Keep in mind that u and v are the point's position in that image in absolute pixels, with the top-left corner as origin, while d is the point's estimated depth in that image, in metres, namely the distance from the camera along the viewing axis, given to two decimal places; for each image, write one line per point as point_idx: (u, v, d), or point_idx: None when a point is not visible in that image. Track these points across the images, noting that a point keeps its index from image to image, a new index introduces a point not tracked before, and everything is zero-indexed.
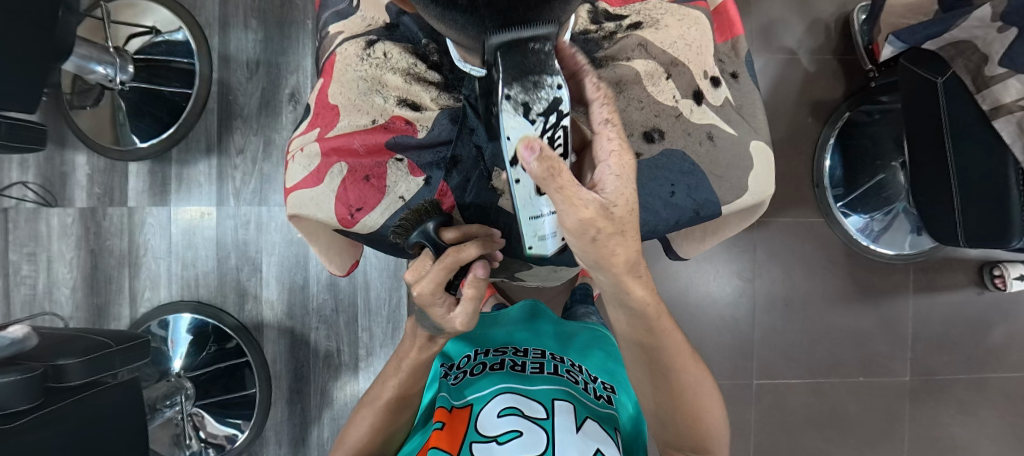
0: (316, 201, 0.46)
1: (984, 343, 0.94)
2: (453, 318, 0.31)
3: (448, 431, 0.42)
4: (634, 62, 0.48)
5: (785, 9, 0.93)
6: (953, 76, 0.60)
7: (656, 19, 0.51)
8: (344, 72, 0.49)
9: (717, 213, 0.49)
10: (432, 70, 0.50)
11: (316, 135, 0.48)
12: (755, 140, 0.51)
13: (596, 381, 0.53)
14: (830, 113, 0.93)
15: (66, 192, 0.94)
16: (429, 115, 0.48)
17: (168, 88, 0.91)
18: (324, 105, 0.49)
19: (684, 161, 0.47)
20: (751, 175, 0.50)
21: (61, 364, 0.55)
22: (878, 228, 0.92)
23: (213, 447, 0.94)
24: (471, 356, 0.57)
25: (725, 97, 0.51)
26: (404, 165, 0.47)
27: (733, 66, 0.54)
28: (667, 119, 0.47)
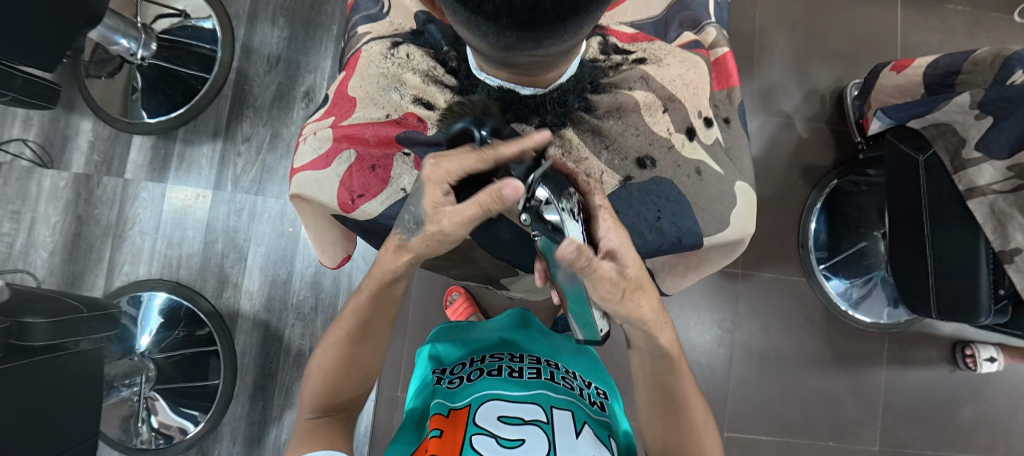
0: (320, 184, 0.48)
1: (953, 421, 0.95)
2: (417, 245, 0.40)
3: (449, 435, 0.41)
4: (635, 92, 0.51)
5: (785, 76, 0.99)
6: (932, 155, 0.64)
7: (659, 58, 0.54)
8: (366, 68, 0.51)
9: (698, 243, 0.51)
10: (449, 74, 0.51)
11: (331, 122, 0.50)
12: (738, 181, 0.53)
13: (590, 385, 0.54)
14: (820, 179, 0.97)
15: (64, 156, 0.94)
16: (440, 115, 0.49)
17: (186, 70, 0.94)
18: (343, 96, 0.52)
19: (672, 190, 0.50)
20: (730, 214, 0.51)
21: (29, 322, 0.53)
22: (857, 294, 0.94)
23: (163, 437, 0.90)
24: (467, 363, 0.55)
25: (716, 137, 0.54)
26: (410, 160, 0.48)
27: (726, 112, 0.57)
28: (660, 149, 0.51)
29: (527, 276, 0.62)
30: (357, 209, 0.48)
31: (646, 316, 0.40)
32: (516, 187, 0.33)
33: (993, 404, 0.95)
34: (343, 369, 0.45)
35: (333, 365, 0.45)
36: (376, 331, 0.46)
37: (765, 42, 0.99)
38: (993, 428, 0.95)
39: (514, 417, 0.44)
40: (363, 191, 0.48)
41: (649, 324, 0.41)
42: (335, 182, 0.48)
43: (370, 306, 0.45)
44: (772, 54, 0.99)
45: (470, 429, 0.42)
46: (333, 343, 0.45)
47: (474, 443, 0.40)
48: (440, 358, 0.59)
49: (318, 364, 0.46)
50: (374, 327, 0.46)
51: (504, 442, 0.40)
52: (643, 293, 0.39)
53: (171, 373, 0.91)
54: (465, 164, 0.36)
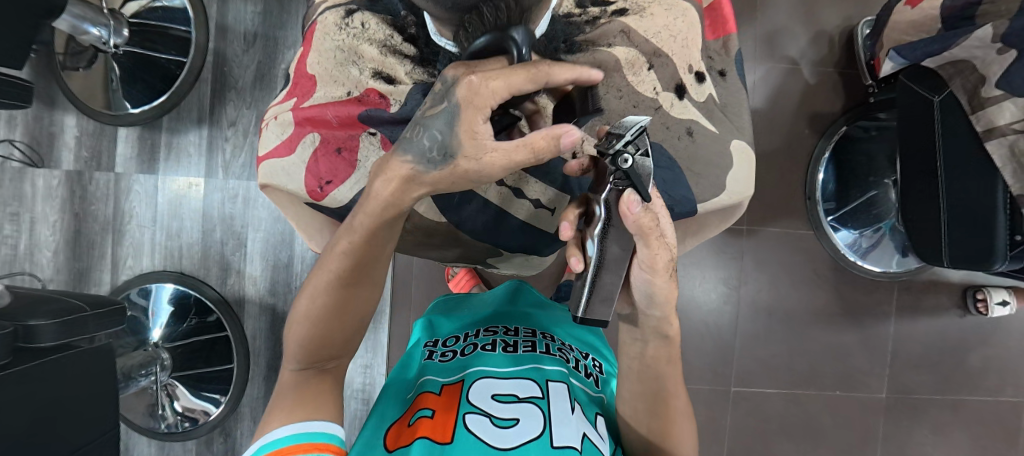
0: (289, 173, 0.46)
1: (961, 367, 0.95)
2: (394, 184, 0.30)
3: (441, 415, 0.41)
4: (615, 48, 0.47)
5: (791, 19, 0.93)
6: (949, 95, 0.60)
7: (642, 7, 0.50)
8: (321, 42, 0.49)
9: (692, 210, 0.49)
10: (409, 42, 0.47)
11: (293, 104, 0.48)
12: (736, 139, 0.51)
13: (586, 357, 0.55)
14: (827, 126, 0.93)
15: (53, 153, 0.92)
16: (402, 89, 0.46)
17: (164, 56, 0.90)
18: (303, 74, 0.49)
19: (662, 155, 0.47)
20: (729, 175, 0.50)
21: (33, 324, 0.54)
22: (866, 244, 0.91)
23: (188, 421, 0.93)
24: (460, 337, 0.55)
25: (709, 93, 0.51)
26: (377, 139, 0.46)
27: (722, 64, 0.54)
28: (645, 110, 0.48)
29: (514, 255, 0.59)
30: (327, 196, 0.46)
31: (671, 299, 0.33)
32: (575, 134, 0.25)
33: (1002, 347, 0.95)
34: (333, 315, 0.36)
35: (323, 309, 0.36)
36: (375, 273, 0.36)
37: None
38: (1002, 370, 0.95)
39: (508, 396, 0.44)
40: (331, 177, 0.46)
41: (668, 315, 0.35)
42: (302, 169, 0.46)
43: (365, 248, 0.34)
44: None
45: (463, 408, 0.42)
46: (321, 282, 0.36)
47: (467, 425, 0.39)
48: (435, 332, 0.59)
49: (303, 313, 0.37)
50: (374, 264, 0.35)
51: (497, 421, 0.40)
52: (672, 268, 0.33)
53: (187, 360, 0.93)
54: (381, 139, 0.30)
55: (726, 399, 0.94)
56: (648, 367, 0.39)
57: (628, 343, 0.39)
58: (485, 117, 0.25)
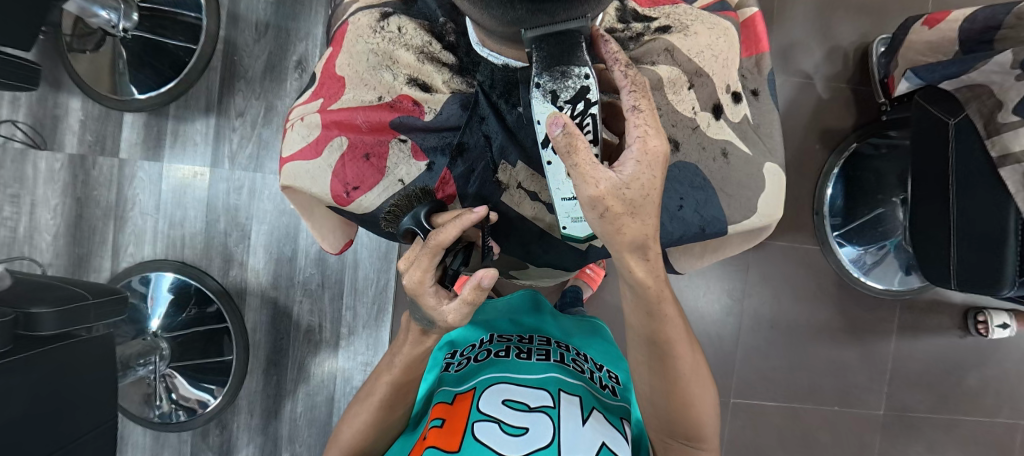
0: (313, 176, 0.45)
1: (959, 387, 0.95)
2: (445, 311, 0.33)
3: (451, 424, 0.42)
4: (659, 67, 0.47)
5: (807, 33, 0.92)
6: (965, 119, 0.59)
7: (686, 25, 0.49)
8: (354, 43, 0.48)
9: (722, 232, 0.48)
10: (447, 51, 0.48)
11: (319, 106, 0.47)
12: (767, 162, 0.51)
13: (601, 369, 0.54)
14: (838, 143, 0.93)
15: (56, 136, 0.91)
16: (439, 98, 0.47)
17: (173, 42, 0.89)
18: (331, 75, 0.48)
19: (696, 176, 0.47)
20: (760, 199, 0.49)
21: (33, 312, 0.53)
22: (870, 260, 0.91)
23: (184, 410, 0.92)
24: (477, 344, 0.56)
25: (744, 114, 0.51)
26: (407, 147, 0.46)
27: (754, 83, 0.54)
28: (684, 130, 0.47)
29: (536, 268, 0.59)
30: (353, 202, 0.46)
31: (624, 244, 0.32)
32: (491, 276, 0.30)
33: (1000, 369, 0.95)
34: (376, 427, 0.44)
35: (367, 424, 0.44)
36: (409, 394, 0.45)
37: None
38: (998, 392, 0.95)
39: (518, 403, 0.44)
40: (358, 183, 0.45)
41: (625, 255, 0.33)
42: (328, 173, 0.45)
43: (405, 376, 0.42)
44: (795, 7, 0.92)
45: (473, 416, 0.42)
46: (367, 406, 0.44)
47: (475, 431, 0.40)
48: (452, 341, 0.58)
49: (351, 430, 0.44)
50: (412, 386, 0.44)
51: (508, 429, 0.40)
52: (631, 220, 0.30)
53: (185, 350, 0.92)
54: (430, 266, 0.31)
55: (724, 410, 0.94)
56: (654, 331, 0.38)
57: (629, 314, 0.39)
58: (433, 293, 0.33)
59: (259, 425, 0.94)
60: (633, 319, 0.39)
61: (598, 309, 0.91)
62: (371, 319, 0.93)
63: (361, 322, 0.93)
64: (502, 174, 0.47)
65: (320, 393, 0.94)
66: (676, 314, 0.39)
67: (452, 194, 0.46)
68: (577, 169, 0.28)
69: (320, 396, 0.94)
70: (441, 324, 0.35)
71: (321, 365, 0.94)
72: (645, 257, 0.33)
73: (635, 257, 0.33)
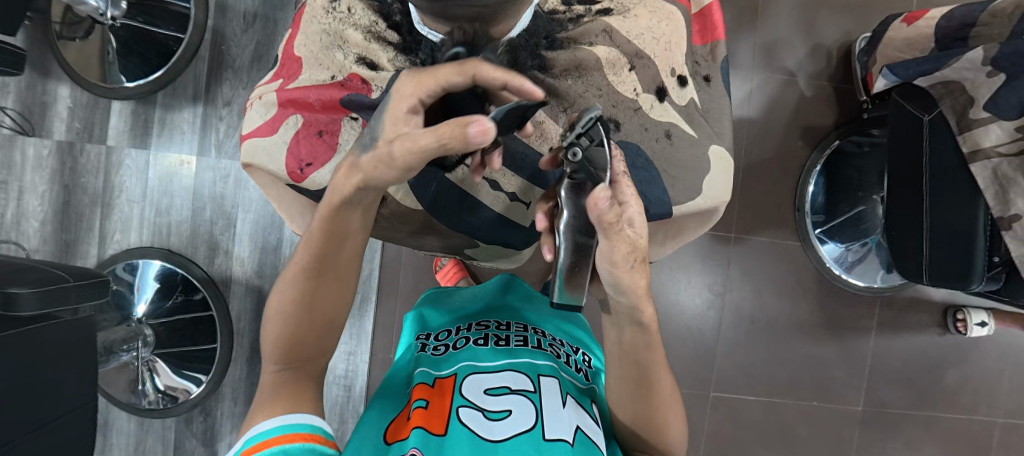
0: (270, 154, 0.47)
1: (938, 384, 0.96)
2: (402, 132, 0.26)
3: (434, 405, 0.42)
4: (596, 48, 0.48)
5: (790, 30, 0.93)
6: (938, 115, 0.61)
7: (626, 8, 0.50)
8: (308, 24, 0.49)
9: (666, 212, 0.49)
10: (393, 29, 0.47)
11: (278, 85, 0.48)
12: (715, 145, 0.52)
13: (577, 353, 0.55)
14: (820, 140, 0.94)
15: (46, 123, 0.91)
16: (384, 75, 0.46)
17: (162, 31, 0.89)
18: (290, 56, 0.49)
19: (638, 155, 0.48)
20: (706, 179, 0.50)
21: (13, 292, 0.53)
22: (852, 258, 0.93)
23: (168, 398, 0.92)
24: (453, 331, 0.56)
25: (690, 97, 0.52)
26: (358, 124, 0.47)
27: (707, 70, 0.55)
28: (624, 111, 0.48)
29: (487, 246, 0.60)
30: (307, 179, 0.47)
31: (642, 288, 0.33)
32: (487, 128, 0.23)
33: (979, 367, 0.96)
34: (306, 310, 0.37)
35: (294, 308, 0.37)
36: (343, 270, 0.37)
37: None
38: (976, 390, 0.96)
39: (500, 389, 0.44)
40: (311, 160, 0.46)
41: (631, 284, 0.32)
42: (283, 149, 0.46)
43: (330, 234, 0.34)
44: (778, 4, 0.92)
45: (456, 400, 0.43)
46: (291, 275, 0.37)
47: (460, 416, 0.41)
48: (427, 324, 0.60)
49: (279, 308, 0.37)
50: (342, 255, 0.36)
51: (489, 414, 0.41)
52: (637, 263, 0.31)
53: (170, 338, 0.93)
54: (439, 81, 0.26)
55: (705, 403, 0.95)
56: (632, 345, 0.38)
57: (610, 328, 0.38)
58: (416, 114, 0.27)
59: (242, 412, 0.95)
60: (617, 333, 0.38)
61: None
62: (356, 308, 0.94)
63: None
64: None
65: None
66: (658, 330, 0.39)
67: None
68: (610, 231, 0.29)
69: None
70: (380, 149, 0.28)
71: None
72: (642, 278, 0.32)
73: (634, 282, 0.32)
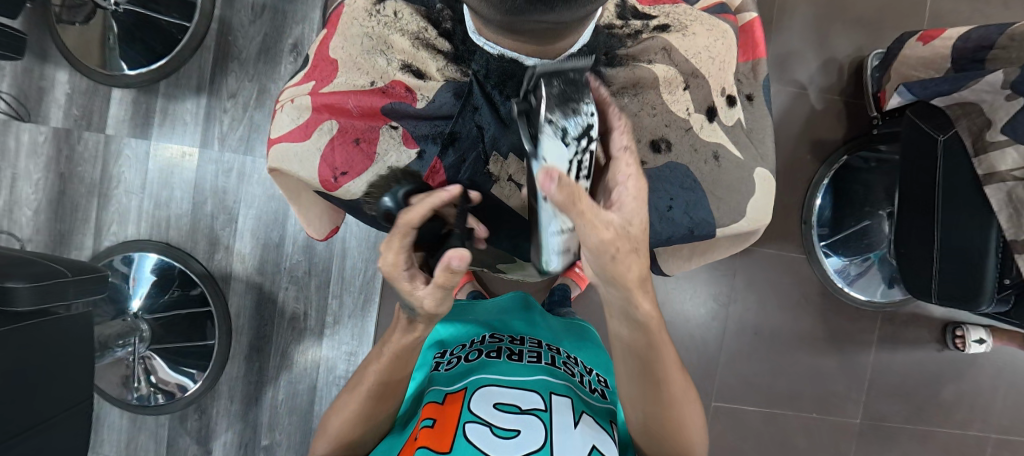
0: (301, 160, 0.44)
1: (935, 399, 0.97)
2: (420, 295, 0.31)
3: (442, 424, 0.42)
4: (655, 65, 0.48)
5: (805, 43, 0.93)
6: (954, 135, 0.60)
7: (685, 25, 0.50)
8: (349, 25, 0.48)
9: (711, 234, 0.49)
10: (443, 38, 0.48)
11: (310, 88, 0.46)
12: (760, 168, 0.51)
13: (590, 372, 0.54)
14: (829, 154, 0.94)
15: (41, 108, 0.89)
16: (432, 85, 0.47)
17: (166, 18, 0.87)
18: (324, 58, 0.48)
19: (686, 176, 0.48)
20: (750, 202, 0.49)
21: (10, 287, 0.51)
22: (854, 272, 0.93)
23: (163, 395, 0.91)
24: (468, 343, 0.55)
25: (738, 118, 0.51)
26: (398, 134, 0.46)
27: (750, 89, 0.54)
28: (676, 130, 0.48)
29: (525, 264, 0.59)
30: (341, 188, 0.45)
31: (632, 281, 0.32)
32: (461, 256, 0.28)
33: (975, 383, 0.97)
34: (366, 418, 0.43)
35: (355, 417, 0.43)
36: (399, 387, 0.43)
37: (787, 2, 0.92)
38: (972, 404, 0.97)
39: (509, 406, 0.44)
40: (346, 169, 0.44)
41: (632, 290, 0.33)
42: (317, 157, 0.44)
43: (396, 364, 0.41)
44: (793, 16, 0.92)
45: (464, 417, 0.42)
46: (355, 395, 0.42)
47: (467, 434, 0.40)
48: (440, 341, 0.58)
49: (342, 417, 0.43)
50: (405, 373, 0.42)
51: (498, 432, 0.41)
52: (636, 257, 0.31)
53: (167, 333, 0.91)
54: (401, 249, 0.30)
55: (706, 413, 0.95)
56: (650, 368, 0.39)
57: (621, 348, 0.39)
58: (408, 277, 0.31)
59: (239, 411, 0.93)
60: (628, 352, 0.39)
61: (586, 308, 0.92)
62: (357, 308, 0.93)
63: (347, 311, 0.93)
64: (492, 165, 0.48)
65: (302, 381, 0.93)
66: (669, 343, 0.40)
67: (441, 182, 0.46)
68: (583, 215, 0.27)
69: (301, 384, 0.93)
70: (420, 311, 0.33)
71: (304, 354, 0.93)
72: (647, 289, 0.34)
73: (640, 291, 0.33)
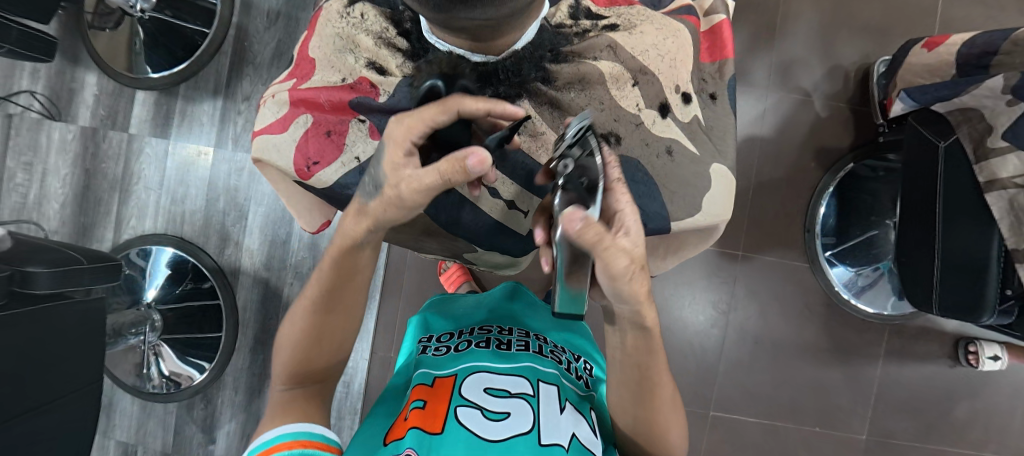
0: (279, 150, 0.47)
1: (946, 417, 0.94)
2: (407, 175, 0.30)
3: (432, 406, 0.43)
4: (601, 62, 0.49)
5: (809, 50, 0.92)
6: (955, 142, 0.59)
7: (634, 25, 0.52)
8: (323, 28, 0.51)
9: (666, 229, 0.49)
10: (402, 37, 0.49)
11: (291, 85, 0.49)
12: (716, 163, 0.52)
13: (578, 360, 0.56)
14: (834, 161, 0.93)
15: (71, 108, 0.95)
16: (392, 80, 0.48)
17: (190, 26, 0.91)
18: (304, 57, 0.51)
19: (638, 170, 0.48)
20: (706, 197, 0.50)
21: (30, 271, 0.55)
22: (863, 283, 0.90)
23: (172, 384, 0.94)
24: (455, 334, 0.56)
25: (694, 115, 0.52)
26: (365, 126, 0.48)
27: (714, 88, 0.55)
28: (626, 125, 0.49)
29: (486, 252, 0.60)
30: (313, 177, 0.47)
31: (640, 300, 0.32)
32: (480, 157, 0.27)
33: (991, 402, 0.93)
34: (314, 339, 0.42)
35: (302, 335, 0.42)
36: (348, 300, 0.42)
37: (790, 9, 0.92)
38: (987, 425, 0.93)
39: (499, 390, 0.45)
40: (318, 158, 0.47)
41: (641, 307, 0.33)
42: (291, 147, 0.47)
43: (335, 276, 0.39)
44: (797, 24, 0.92)
45: (455, 400, 0.43)
46: (301, 309, 0.42)
47: (458, 416, 0.41)
48: (428, 328, 0.60)
49: (292, 335, 0.42)
50: (351, 288, 0.41)
51: (488, 415, 0.42)
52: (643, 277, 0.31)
53: (177, 324, 0.94)
54: (431, 121, 0.30)
55: (704, 422, 0.94)
56: (643, 377, 0.40)
57: (616, 360, 0.41)
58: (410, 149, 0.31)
59: (242, 402, 0.96)
60: (619, 361, 0.40)
61: None
62: None
63: None
64: None
65: None
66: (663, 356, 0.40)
67: None
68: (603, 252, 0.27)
69: None
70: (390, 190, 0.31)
71: None
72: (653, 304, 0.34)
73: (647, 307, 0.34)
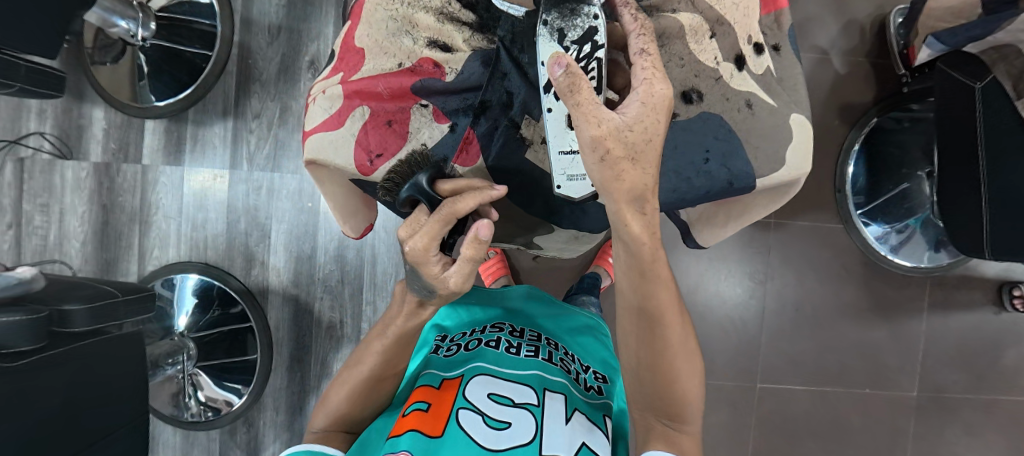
0: (336, 147, 0.48)
1: (996, 366, 0.92)
2: (447, 277, 0.32)
3: (434, 409, 0.41)
4: (679, 15, 0.48)
5: (822, 7, 0.90)
6: (992, 81, 0.56)
7: None
8: (373, 12, 0.49)
9: (750, 185, 0.49)
10: (467, 9, 0.50)
11: (339, 79, 0.49)
12: (795, 114, 0.50)
13: (587, 370, 0.53)
14: (858, 117, 0.91)
15: (81, 146, 0.95)
16: (459, 57, 0.49)
17: (189, 49, 0.91)
18: (349, 48, 0.50)
19: (720, 127, 0.48)
20: (787, 150, 0.49)
21: (66, 309, 0.54)
22: (896, 240, 0.89)
23: (212, 410, 0.94)
24: (467, 332, 0.55)
25: (767, 66, 0.50)
26: (428, 111, 0.49)
27: (774, 40, 0.52)
28: (706, 80, 0.48)
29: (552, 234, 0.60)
30: (377, 170, 0.48)
31: (623, 193, 0.31)
32: (487, 225, 0.28)
33: None
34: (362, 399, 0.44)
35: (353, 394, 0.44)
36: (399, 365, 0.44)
37: None
38: None
39: (503, 398, 0.43)
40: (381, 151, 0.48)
41: (622, 205, 0.32)
42: (352, 143, 0.48)
43: (394, 350, 0.42)
44: None
45: (458, 402, 0.42)
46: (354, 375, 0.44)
47: (459, 420, 0.40)
48: (441, 324, 0.58)
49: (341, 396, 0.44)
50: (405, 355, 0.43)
51: (491, 422, 0.40)
52: (634, 165, 0.30)
53: (211, 350, 0.94)
54: (435, 234, 0.29)
55: (750, 395, 0.93)
56: (644, 298, 0.37)
57: (619, 278, 0.38)
58: (438, 261, 0.31)
59: (284, 421, 0.96)
60: (620, 278, 0.38)
61: None
62: None
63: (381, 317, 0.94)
64: (524, 129, 0.49)
65: None
66: (669, 280, 0.38)
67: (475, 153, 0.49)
68: (575, 105, 0.28)
69: None
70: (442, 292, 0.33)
71: (343, 361, 0.95)
72: (641, 210, 0.33)
73: (631, 209, 0.32)
